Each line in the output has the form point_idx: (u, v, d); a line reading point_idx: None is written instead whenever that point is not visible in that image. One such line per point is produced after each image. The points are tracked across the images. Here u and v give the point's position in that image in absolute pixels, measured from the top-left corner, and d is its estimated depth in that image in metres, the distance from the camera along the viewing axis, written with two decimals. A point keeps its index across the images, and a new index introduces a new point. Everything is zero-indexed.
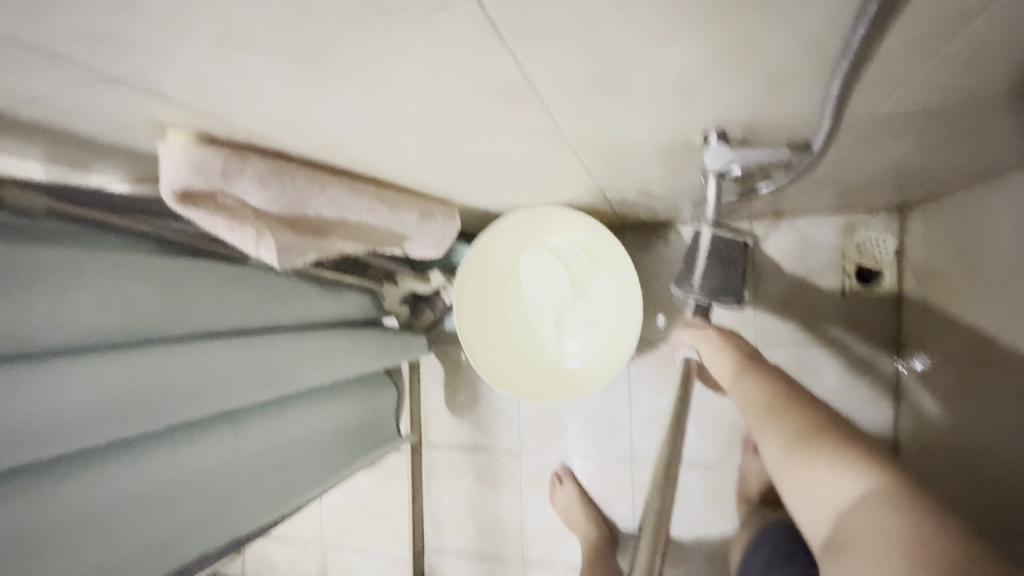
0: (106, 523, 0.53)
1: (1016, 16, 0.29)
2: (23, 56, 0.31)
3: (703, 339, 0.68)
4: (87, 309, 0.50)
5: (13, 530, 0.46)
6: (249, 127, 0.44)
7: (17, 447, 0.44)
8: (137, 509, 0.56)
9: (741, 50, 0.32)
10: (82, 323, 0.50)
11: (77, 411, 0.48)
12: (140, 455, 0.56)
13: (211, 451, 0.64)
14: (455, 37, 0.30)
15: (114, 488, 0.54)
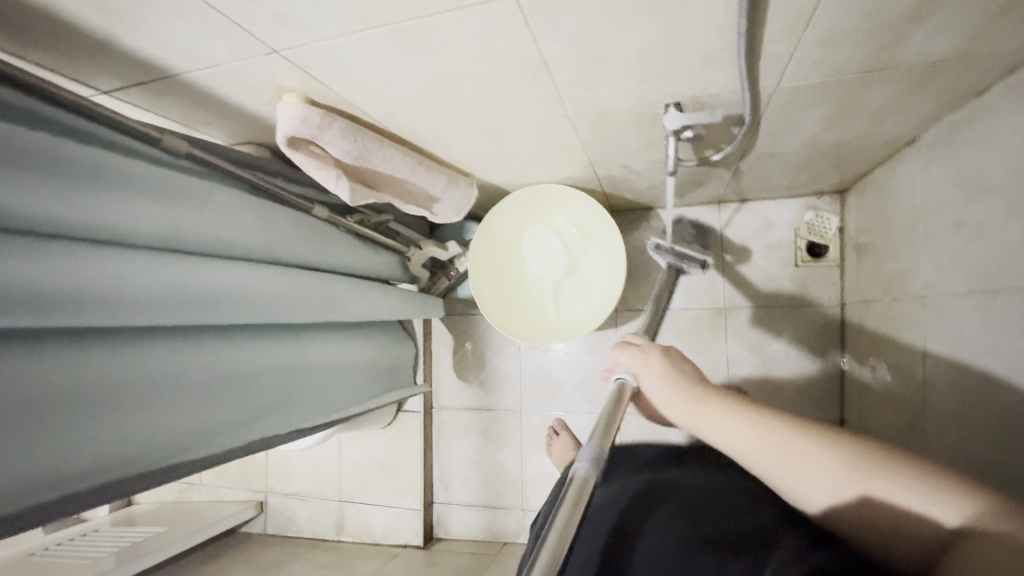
0: (207, 389, 0.66)
1: (843, 16, 0.48)
2: (225, 32, 0.49)
3: (645, 368, 0.60)
4: (193, 220, 0.64)
5: (122, 375, 0.56)
6: (342, 92, 0.61)
7: (146, 308, 0.57)
8: (205, 387, 0.66)
9: (680, 37, 0.51)
10: (187, 230, 0.63)
11: (183, 292, 0.60)
12: (230, 341, 0.70)
13: (257, 354, 0.74)
14: (501, 23, 0.48)
15: (191, 364, 0.64)
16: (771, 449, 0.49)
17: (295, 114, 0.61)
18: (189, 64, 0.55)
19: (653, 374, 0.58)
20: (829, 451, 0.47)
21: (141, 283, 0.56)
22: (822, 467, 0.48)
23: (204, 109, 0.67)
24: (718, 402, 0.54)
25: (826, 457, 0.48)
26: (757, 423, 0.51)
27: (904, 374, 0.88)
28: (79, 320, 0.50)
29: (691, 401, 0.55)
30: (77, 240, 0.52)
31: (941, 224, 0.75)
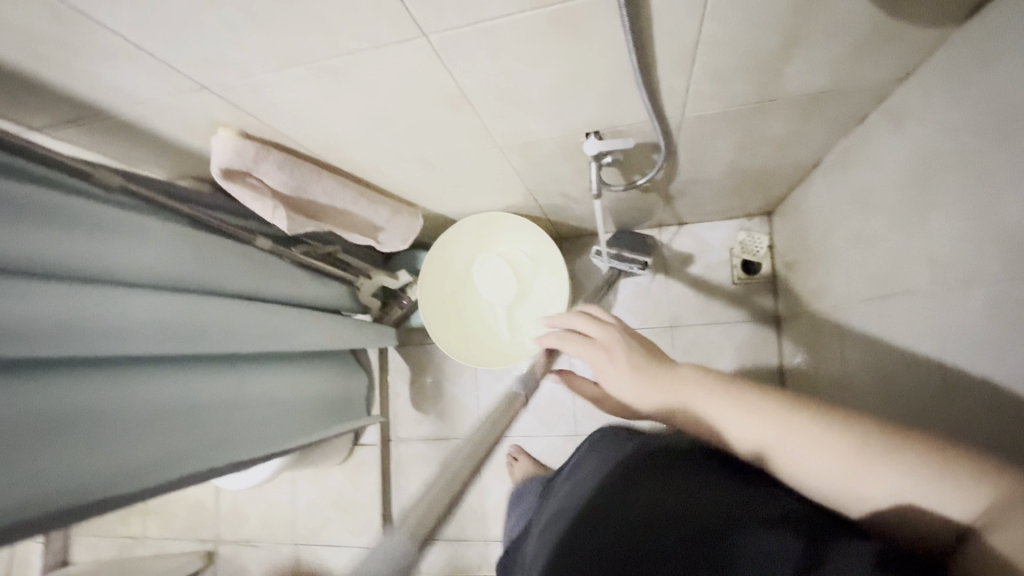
0: (138, 422, 0.64)
1: (721, 53, 0.54)
2: (153, 70, 0.51)
3: (601, 362, 0.53)
4: (137, 255, 0.65)
5: (65, 406, 0.56)
6: (275, 126, 0.64)
7: (92, 339, 0.57)
8: (153, 419, 0.66)
9: (584, 71, 0.56)
10: (132, 264, 0.64)
11: (129, 324, 0.61)
12: (166, 372, 0.68)
13: (208, 384, 0.75)
14: (417, 60, 0.52)
15: (138, 395, 0.64)
16: (776, 436, 0.43)
17: (228, 147, 0.63)
18: (120, 102, 0.57)
19: (615, 368, 0.52)
20: (916, 473, 0.38)
21: (69, 313, 0.55)
22: (910, 486, 0.38)
23: (139, 147, 0.68)
24: (694, 378, 0.49)
25: (847, 458, 0.40)
26: (752, 418, 0.45)
27: (830, 381, 0.94)
28: (5, 349, 0.49)
29: (658, 385, 0.50)
30: (16, 272, 0.52)
31: (845, 236, 0.82)
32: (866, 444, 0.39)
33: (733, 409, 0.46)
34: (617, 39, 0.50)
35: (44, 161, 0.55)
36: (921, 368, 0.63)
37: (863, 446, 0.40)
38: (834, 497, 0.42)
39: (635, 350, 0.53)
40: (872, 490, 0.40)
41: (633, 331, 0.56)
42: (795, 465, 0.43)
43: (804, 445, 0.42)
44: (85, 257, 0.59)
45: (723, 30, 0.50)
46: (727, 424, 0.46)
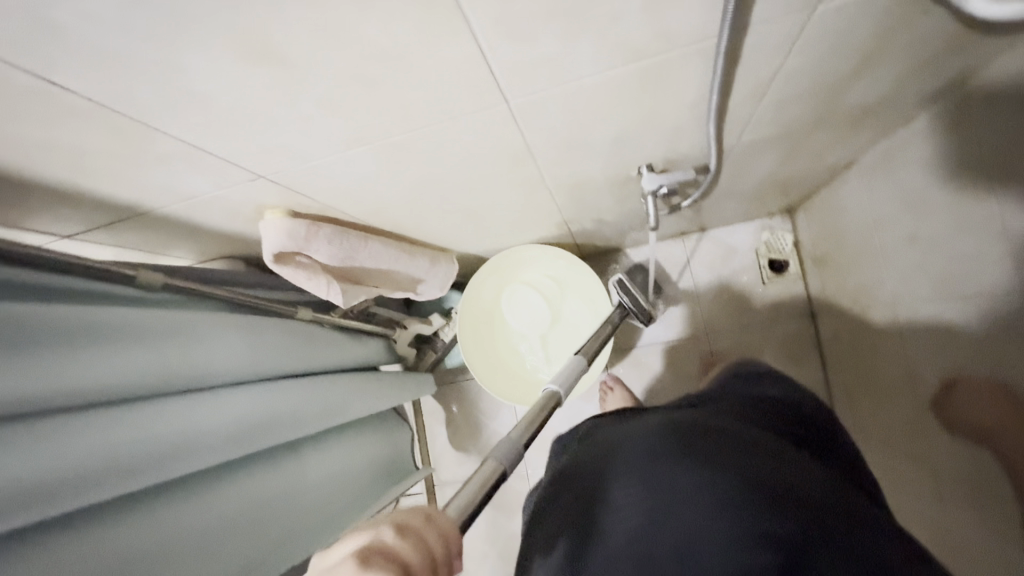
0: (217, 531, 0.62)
1: (792, 83, 0.53)
2: (209, 168, 0.47)
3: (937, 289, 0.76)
4: (187, 360, 0.61)
5: (126, 551, 0.52)
6: (325, 202, 0.61)
7: (144, 469, 0.53)
8: (218, 536, 0.62)
9: (655, 114, 0.54)
10: (183, 370, 0.61)
11: (176, 442, 0.57)
12: (219, 484, 0.65)
13: (262, 484, 0.71)
14: (490, 125, 0.49)
15: (197, 516, 0.60)
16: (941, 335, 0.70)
17: (280, 231, 0.59)
18: (165, 201, 0.53)
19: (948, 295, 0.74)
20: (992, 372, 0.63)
21: (122, 446, 0.52)
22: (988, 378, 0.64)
23: (175, 238, 0.64)
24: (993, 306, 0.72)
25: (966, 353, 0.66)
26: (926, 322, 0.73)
27: (879, 377, 0.94)
28: (55, 507, 0.45)
29: None
30: (61, 413, 0.49)
31: (893, 236, 0.82)
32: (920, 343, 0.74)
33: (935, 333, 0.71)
34: (697, 83, 0.48)
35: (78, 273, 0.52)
36: (987, 369, 0.64)
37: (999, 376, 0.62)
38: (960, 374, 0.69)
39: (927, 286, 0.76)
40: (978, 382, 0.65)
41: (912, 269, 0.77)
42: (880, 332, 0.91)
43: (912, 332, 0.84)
44: (128, 378, 0.55)
45: (802, 63, 0.49)
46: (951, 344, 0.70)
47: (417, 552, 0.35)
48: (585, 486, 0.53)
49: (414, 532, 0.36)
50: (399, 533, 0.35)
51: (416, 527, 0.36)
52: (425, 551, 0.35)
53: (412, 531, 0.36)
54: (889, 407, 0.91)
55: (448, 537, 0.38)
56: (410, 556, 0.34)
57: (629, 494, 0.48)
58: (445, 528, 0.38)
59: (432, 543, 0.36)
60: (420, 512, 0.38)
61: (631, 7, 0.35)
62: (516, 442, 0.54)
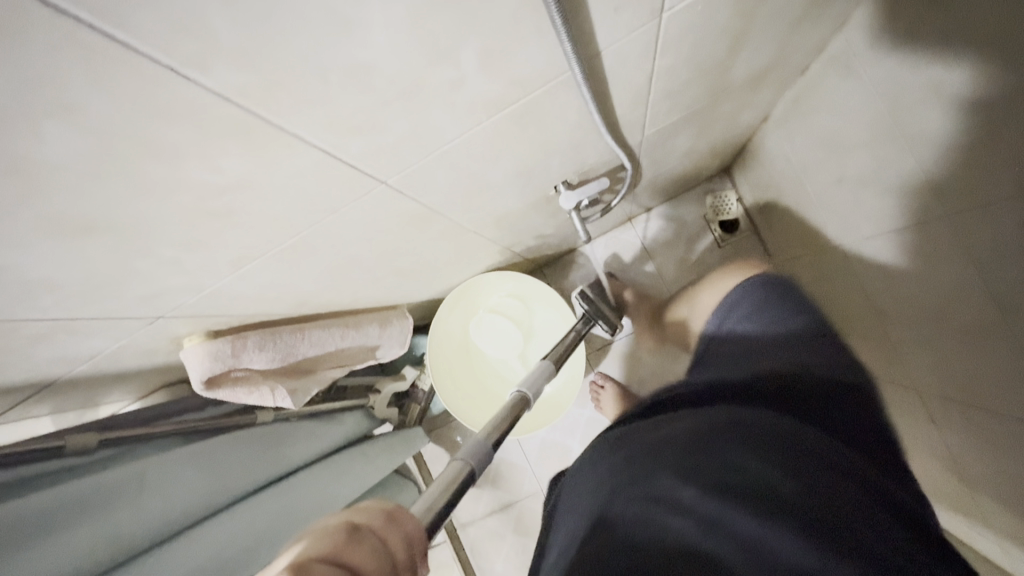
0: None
1: (670, 79, 0.52)
2: (97, 326, 0.44)
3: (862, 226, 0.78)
4: (160, 503, 0.59)
5: None
6: (242, 313, 0.58)
7: None
8: None
9: (547, 142, 0.52)
10: (160, 514, 0.58)
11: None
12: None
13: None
14: (378, 204, 0.47)
15: None
16: (908, 267, 0.70)
17: (202, 355, 0.56)
18: (69, 365, 0.49)
19: (863, 221, 0.77)
20: (946, 297, 0.63)
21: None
22: (949, 307, 0.64)
23: (99, 388, 0.60)
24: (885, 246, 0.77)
25: (934, 282, 0.65)
26: (890, 253, 0.73)
27: (844, 311, 0.94)
28: None
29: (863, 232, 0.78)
30: None
31: (826, 178, 0.82)
32: (893, 275, 0.74)
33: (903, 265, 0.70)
34: (574, 107, 0.47)
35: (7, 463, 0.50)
36: (939, 291, 0.65)
37: (964, 312, 0.61)
38: (928, 300, 0.68)
39: (867, 220, 0.75)
40: (939, 310, 0.66)
41: (853, 203, 0.77)
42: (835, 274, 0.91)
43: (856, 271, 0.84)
44: (109, 543, 0.53)
45: (673, 60, 0.48)
46: (909, 274, 0.70)
47: (374, 565, 0.27)
48: (619, 461, 0.50)
49: (376, 540, 0.29)
50: (351, 537, 0.28)
51: (374, 535, 0.29)
52: (387, 565, 0.28)
53: (373, 543, 0.28)
54: (864, 338, 0.90)
55: (416, 542, 0.31)
56: (366, 570, 0.27)
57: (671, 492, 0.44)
58: (409, 532, 0.31)
59: (394, 552, 0.29)
60: (382, 510, 0.31)
61: (468, 72, 0.34)
62: (485, 442, 0.48)
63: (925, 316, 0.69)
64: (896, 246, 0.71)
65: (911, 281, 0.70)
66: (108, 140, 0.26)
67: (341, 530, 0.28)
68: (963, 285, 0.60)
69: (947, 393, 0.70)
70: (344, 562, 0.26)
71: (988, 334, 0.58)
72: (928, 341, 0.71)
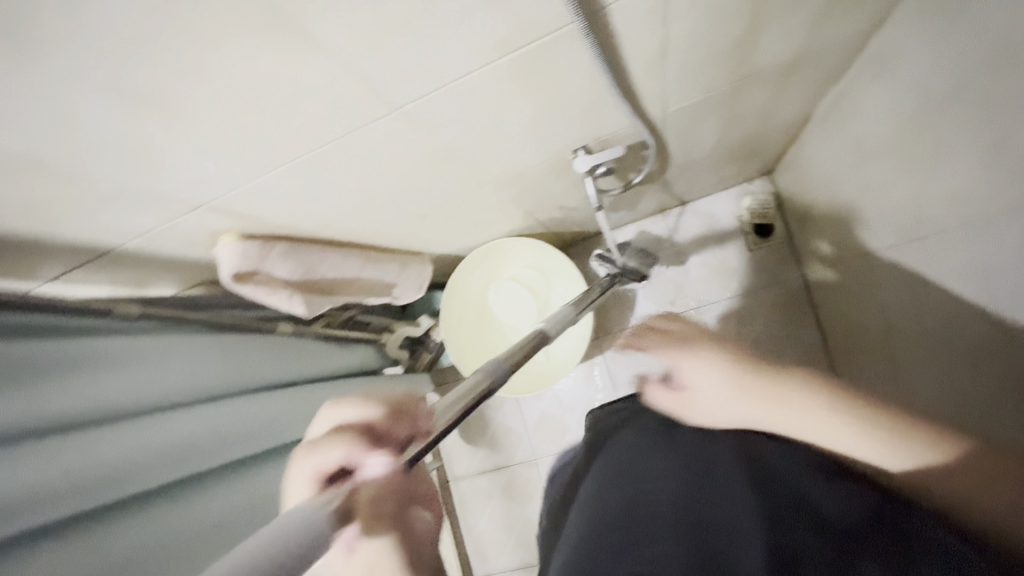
0: (216, 533, 0.68)
1: (689, 48, 0.54)
2: (149, 202, 0.53)
3: (891, 238, 0.76)
4: (148, 383, 0.66)
5: (121, 555, 0.57)
6: (273, 221, 0.65)
7: (123, 477, 0.59)
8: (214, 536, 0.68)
9: (560, 98, 0.56)
10: (146, 391, 0.65)
11: (139, 458, 0.62)
12: (218, 483, 0.71)
13: (261, 482, 0.78)
14: (399, 132, 0.53)
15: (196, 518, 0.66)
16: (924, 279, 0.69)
17: (234, 253, 0.64)
18: (125, 237, 0.58)
19: (890, 229, 0.75)
20: (956, 318, 0.64)
21: (94, 466, 0.57)
22: (961, 325, 0.63)
23: (148, 271, 0.69)
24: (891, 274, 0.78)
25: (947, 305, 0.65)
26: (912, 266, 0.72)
27: (862, 326, 0.92)
28: (22, 523, 0.50)
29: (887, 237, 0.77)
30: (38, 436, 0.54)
31: (856, 184, 0.80)
32: (910, 289, 0.73)
33: (921, 276, 0.70)
34: (585, 63, 0.50)
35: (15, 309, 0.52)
36: (951, 311, 0.65)
37: (973, 335, 0.62)
38: (937, 318, 0.68)
39: (895, 226, 0.73)
40: (950, 332, 0.66)
41: (884, 211, 0.75)
42: (860, 289, 0.90)
43: (875, 283, 0.83)
44: (94, 403, 0.59)
45: (688, 29, 0.50)
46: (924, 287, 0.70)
47: (382, 423, 0.48)
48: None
49: (387, 421, 0.48)
50: (364, 421, 0.47)
51: (383, 423, 0.47)
52: (389, 433, 0.47)
53: (362, 424, 0.47)
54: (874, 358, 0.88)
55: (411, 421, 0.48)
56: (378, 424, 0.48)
57: (723, 494, 0.54)
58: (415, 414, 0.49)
59: (399, 432, 0.47)
60: (386, 404, 0.48)
61: (472, 6, 0.38)
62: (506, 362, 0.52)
63: (713, 389, 0.61)
64: (919, 255, 0.69)
65: (930, 296, 0.69)
66: (164, 18, 0.32)
67: (357, 419, 0.48)
68: (970, 304, 0.61)
69: (941, 413, 0.71)
70: (370, 432, 0.47)
71: (996, 355, 0.58)
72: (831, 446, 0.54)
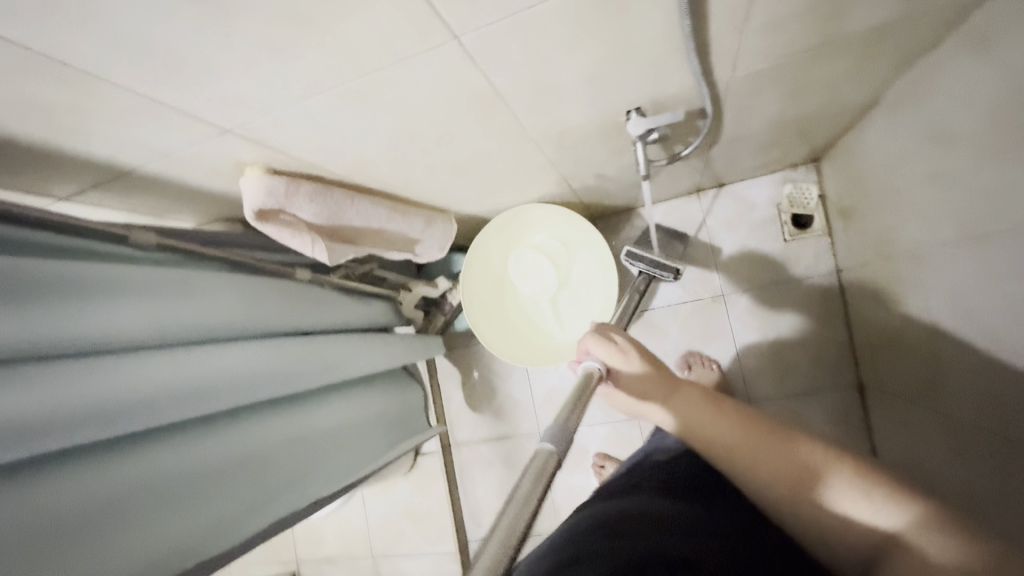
0: (218, 478, 0.66)
1: (780, 1, 0.48)
2: (174, 123, 0.49)
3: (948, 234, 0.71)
4: (175, 314, 0.63)
5: (124, 491, 0.55)
6: (302, 158, 0.61)
7: (144, 411, 0.56)
8: (225, 478, 0.67)
9: (629, 48, 0.51)
10: (172, 322, 0.62)
11: (165, 389, 0.59)
12: (231, 426, 0.70)
13: (275, 428, 0.77)
14: (452, 68, 0.48)
15: (206, 457, 0.65)
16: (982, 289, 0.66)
17: (259, 188, 0.60)
18: (146, 160, 0.55)
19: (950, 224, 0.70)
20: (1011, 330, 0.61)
21: (116, 396, 0.54)
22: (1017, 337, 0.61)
23: (166, 200, 0.66)
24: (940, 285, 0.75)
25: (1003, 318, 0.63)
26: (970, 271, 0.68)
27: (901, 328, 0.89)
28: (36, 448, 0.47)
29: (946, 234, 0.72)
30: (53, 359, 0.51)
31: (919, 177, 0.75)
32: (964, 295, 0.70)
33: (978, 286, 0.67)
34: (667, 6, 0.45)
35: (8, 220, 0.50)
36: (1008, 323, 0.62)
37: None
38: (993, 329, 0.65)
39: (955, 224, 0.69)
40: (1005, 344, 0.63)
41: (948, 209, 0.70)
42: (903, 288, 0.86)
43: (922, 284, 0.80)
44: (119, 328, 0.57)
45: None
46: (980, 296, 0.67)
47: None
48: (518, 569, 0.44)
49: None
50: None
51: None
52: None
53: None
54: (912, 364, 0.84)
55: None
56: None
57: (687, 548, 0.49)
58: None
59: None
60: None
61: None
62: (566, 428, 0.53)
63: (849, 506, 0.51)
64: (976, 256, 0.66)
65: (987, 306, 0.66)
66: None
67: None
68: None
69: (987, 425, 0.69)
70: None
71: None
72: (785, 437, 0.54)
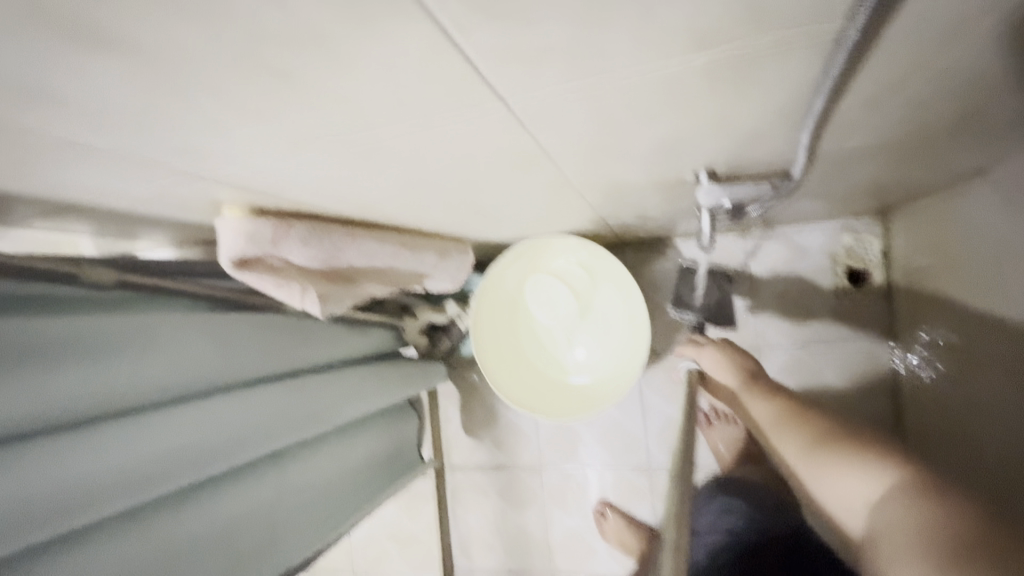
0: (194, 556, 0.58)
1: (943, 74, 0.36)
2: (122, 164, 0.38)
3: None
4: (139, 372, 0.53)
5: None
6: (294, 199, 0.49)
7: (100, 501, 0.47)
8: (202, 554, 0.59)
9: (724, 116, 0.38)
10: (137, 381, 0.53)
11: (128, 469, 0.49)
12: (211, 491, 0.62)
13: (261, 486, 0.69)
14: (492, 128, 0.36)
15: (181, 533, 0.57)
16: None
17: (238, 233, 0.49)
18: (95, 195, 0.44)
19: None
20: None
21: (67, 485, 0.45)
22: None
23: (131, 227, 0.55)
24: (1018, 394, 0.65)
25: None
26: None
27: (962, 426, 0.78)
28: None
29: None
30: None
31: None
32: None
33: None
34: (795, 77, 0.33)
35: None
36: None
37: None
38: None
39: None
40: None
41: None
42: (974, 385, 0.75)
43: (1000, 392, 0.69)
44: (67, 396, 0.47)
45: (964, 49, 0.33)
46: None
47: None
48: None
49: None
50: None
51: None
52: None
53: None
54: (978, 477, 0.73)
55: None
56: None
57: None
58: None
59: None
60: None
61: None
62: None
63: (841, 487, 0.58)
64: None
65: None
66: None
67: None
68: None
69: None
70: None
71: None
72: (881, 526, 0.52)
